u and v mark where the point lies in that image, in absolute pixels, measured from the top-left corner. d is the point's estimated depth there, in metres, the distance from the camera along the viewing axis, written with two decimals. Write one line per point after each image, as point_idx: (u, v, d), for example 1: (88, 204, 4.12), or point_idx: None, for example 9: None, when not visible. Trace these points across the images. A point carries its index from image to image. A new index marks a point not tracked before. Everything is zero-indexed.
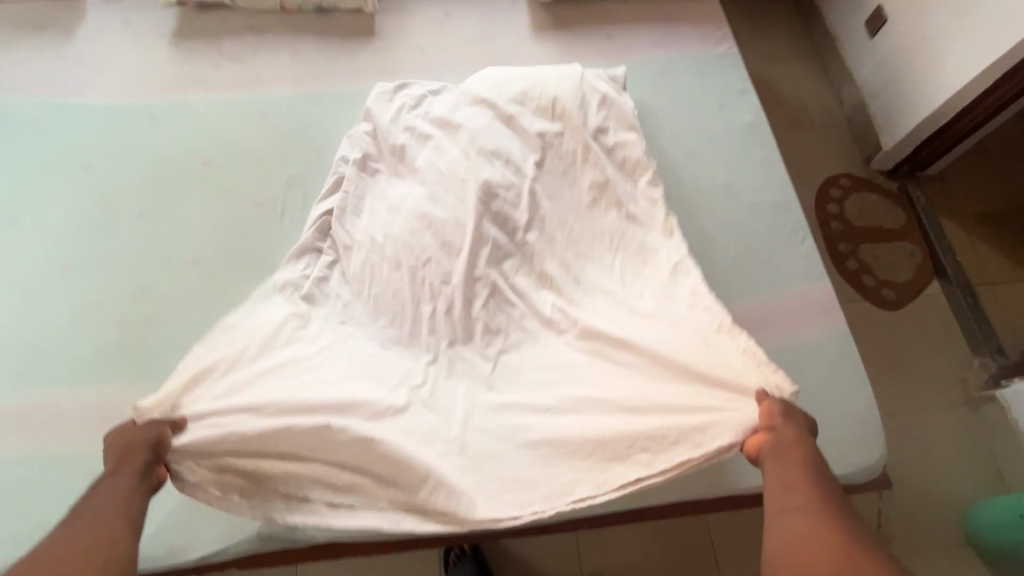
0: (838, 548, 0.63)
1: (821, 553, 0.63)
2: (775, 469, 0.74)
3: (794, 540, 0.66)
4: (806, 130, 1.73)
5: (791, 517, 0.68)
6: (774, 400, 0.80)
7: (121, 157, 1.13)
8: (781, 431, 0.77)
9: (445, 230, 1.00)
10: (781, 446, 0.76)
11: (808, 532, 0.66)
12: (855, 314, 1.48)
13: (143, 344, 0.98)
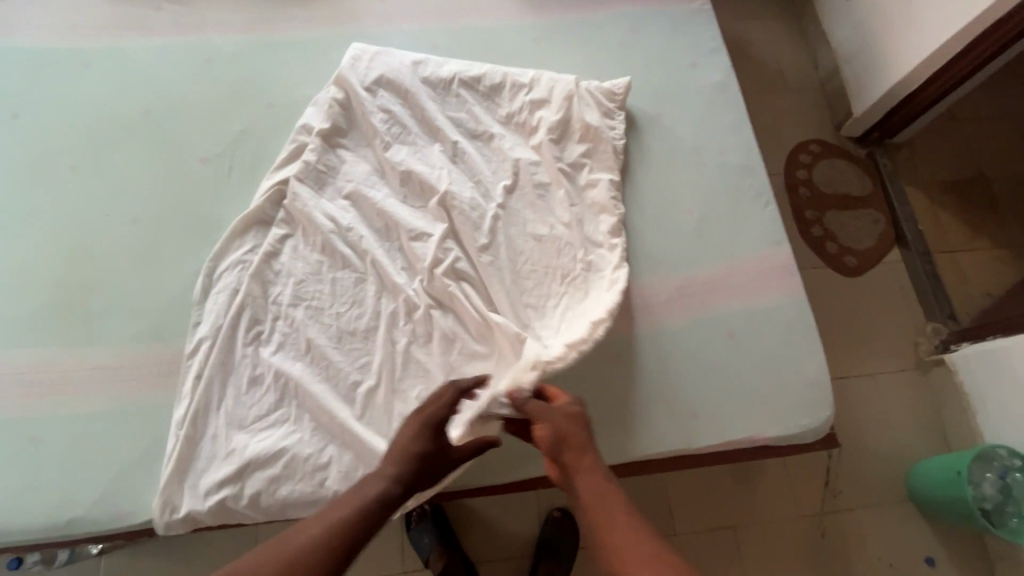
0: (641, 549, 0.65)
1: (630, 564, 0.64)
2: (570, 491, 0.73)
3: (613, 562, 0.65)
4: (780, 94, 1.71)
5: (601, 529, 0.67)
6: (529, 406, 0.79)
7: (53, 106, 1.05)
8: (548, 441, 0.76)
9: (395, 222, 1.01)
10: (558, 461, 0.74)
11: (619, 543, 0.65)
12: (817, 281, 1.50)
13: (80, 305, 0.93)
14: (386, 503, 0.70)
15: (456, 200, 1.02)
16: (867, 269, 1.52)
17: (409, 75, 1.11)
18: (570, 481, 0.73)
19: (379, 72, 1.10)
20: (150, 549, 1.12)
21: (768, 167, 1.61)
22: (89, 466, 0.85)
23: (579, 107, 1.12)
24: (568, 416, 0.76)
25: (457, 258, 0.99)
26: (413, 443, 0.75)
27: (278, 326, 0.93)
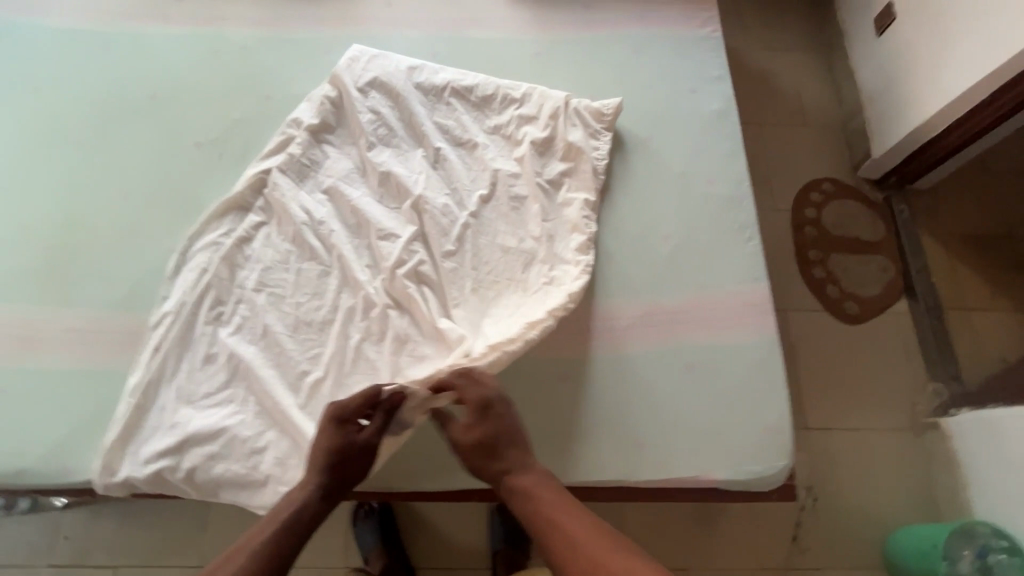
0: (578, 530, 0.70)
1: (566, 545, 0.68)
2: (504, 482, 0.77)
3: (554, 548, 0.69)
4: (798, 128, 1.65)
5: (542, 517, 0.72)
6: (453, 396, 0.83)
7: (70, 82, 1.12)
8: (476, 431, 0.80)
9: (368, 220, 1.03)
10: (487, 453, 0.79)
11: (559, 530, 0.70)
12: (811, 324, 1.44)
13: (64, 269, 0.99)
14: (320, 495, 0.78)
15: (429, 205, 1.03)
16: (867, 318, 1.45)
17: (402, 79, 1.14)
18: (500, 473, 0.78)
19: (374, 74, 1.13)
20: (109, 508, 1.17)
21: (775, 201, 1.56)
22: (46, 420, 0.89)
23: (564, 125, 1.12)
24: (501, 412, 0.81)
25: (420, 260, 1.00)
26: (322, 440, 0.80)
27: (239, 308, 0.96)
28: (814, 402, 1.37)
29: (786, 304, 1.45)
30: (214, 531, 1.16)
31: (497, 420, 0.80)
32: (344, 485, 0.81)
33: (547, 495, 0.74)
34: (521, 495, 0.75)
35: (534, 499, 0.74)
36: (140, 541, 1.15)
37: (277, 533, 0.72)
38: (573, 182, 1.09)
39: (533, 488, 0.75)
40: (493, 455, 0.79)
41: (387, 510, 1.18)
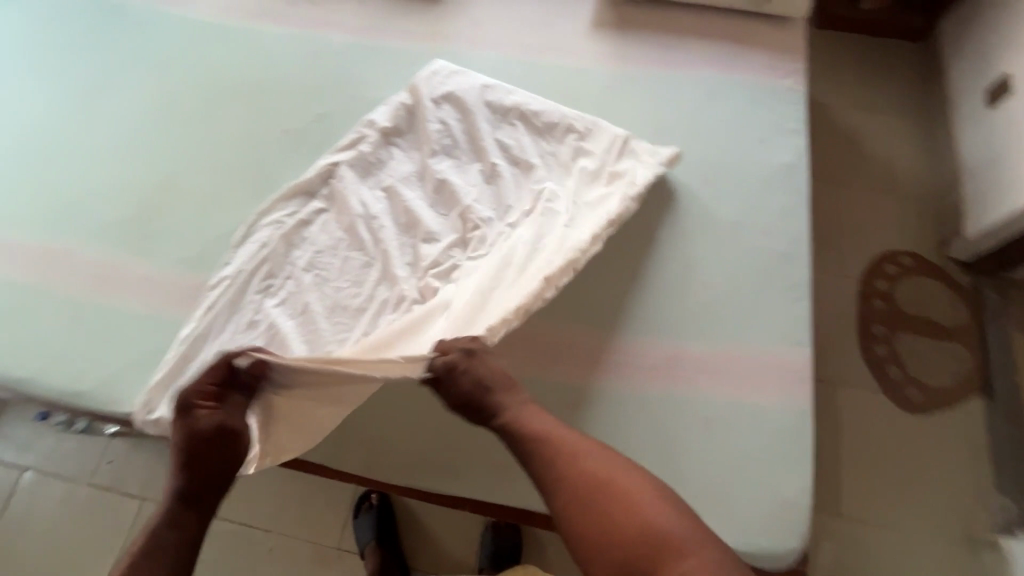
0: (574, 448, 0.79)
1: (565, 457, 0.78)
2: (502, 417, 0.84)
3: (559, 461, 0.78)
4: (882, 194, 1.55)
5: (545, 440, 0.80)
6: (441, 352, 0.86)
7: (191, 66, 1.28)
8: (471, 378, 0.85)
9: (417, 222, 1.08)
10: (483, 392, 0.85)
11: (563, 450, 0.79)
12: (862, 403, 1.32)
13: (152, 224, 1.12)
14: (196, 482, 0.81)
15: (475, 215, 1.07)
16: (931, 408, 1.31)
17: (472, 94, 1.20)
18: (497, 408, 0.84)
19: (447, 88, 1.20)
20: (149, 445, 1.29)
21: (843, 267, 1.46)
22: (109, 353, 1.01)
23: (618, 163, 1.12)
24: (469, 368, 0.85)
25: (457, 267, 1.03)
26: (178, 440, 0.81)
27: (287, 284, 1.04)
28: (852, 488, 1.25)
29: (836, 377, 1.35)
30: (231, 486, 1.25)
31: (471, 375, 0.85)
32: (224, 468, 0.83)
33: (536, 422, 0.83)
34: (511, 431, 0.82)
35: (520, 433, 0.82)
36: (168, 481, 1.26)
37: (166, 526, 0.79)
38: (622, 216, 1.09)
39: (522, 420, 0.83)
40: (478, 403, 0.84)
41: (387, 502, 1.21)
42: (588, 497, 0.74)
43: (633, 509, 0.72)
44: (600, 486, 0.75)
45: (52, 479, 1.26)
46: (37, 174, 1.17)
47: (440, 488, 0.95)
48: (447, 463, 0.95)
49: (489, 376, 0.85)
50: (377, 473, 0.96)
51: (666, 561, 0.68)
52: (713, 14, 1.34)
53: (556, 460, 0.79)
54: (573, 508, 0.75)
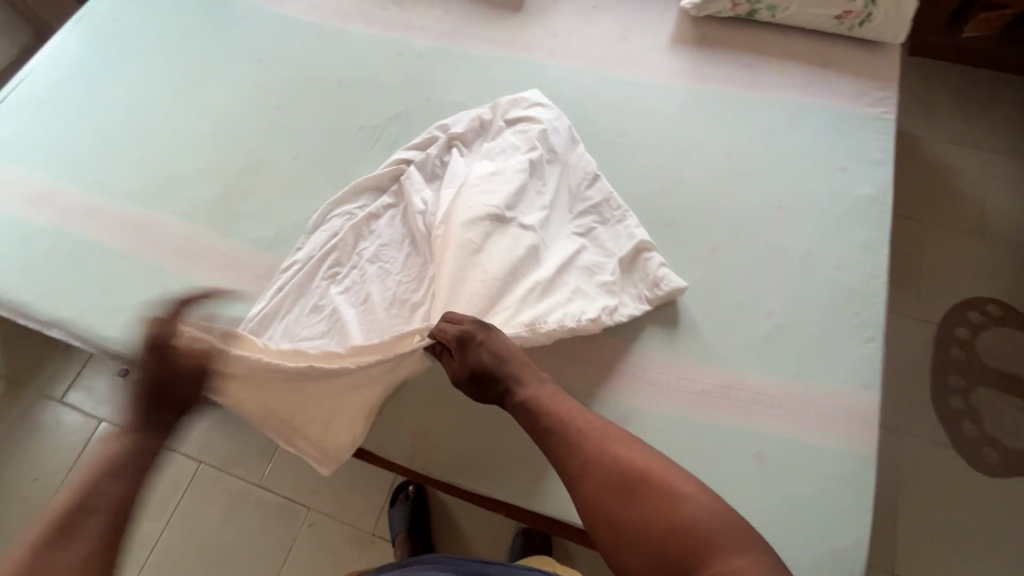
0: (598, 434, 0.73)
1: (583, 444, 0.72)
2: (516, 392, 0.81)
3: (576, 445, 0.73)
4: (970, 236, 1.44)
5: (557, 423, 0.76)
6: (445, 329, 0.87)
7: (283, 60, 1.36)
8: (484, 354, 0.83)
9: None
10: (495, 368, 0.82)
11: (580, 433, 0.74)
12: (929, 456, 1.24)
13: (236, 205, 1.20)
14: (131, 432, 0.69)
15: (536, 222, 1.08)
16: (1007, 472, 1.21)
17: (538, 128, 1.13)
18: (510, 383, 0.81)
19: (531, 115, 1.16)
20: (210, 411, 1.37)
21: (919, 309, 1.37)
22: None
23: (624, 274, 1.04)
24: (483, 342, 0.84)
25: None
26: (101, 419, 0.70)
27: (342, 284, 1.07)
28: (910, 546, 1.17)
29: (901, 425, 1.26)
30: (279, 458, 1.31)
31: (485, 349, 0.84)
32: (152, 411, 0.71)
33: (555, 402, 0.78)
34: (531, 407, 0.78)
35: (538, 409, 0.78)
36: (223, 447, 1.33)
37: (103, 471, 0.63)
38: (628, 299, 1.01)
39: (541, 399, 0.79)
40: (494, 377, 0.82)
41: (422, 494, 1.24)
42: (623, 492, 0.67)
43: (661, 497, 0.65)
44: (610, 471, 0.69)
45: None
46: (140, 150, 1.27)
47: (478, 488, 0.96)
48: (487, 465, 0.96)
49: (503, 347, 0.84)
50: (420, 466, 0.99)
51: (695, 550, 0.60)
52: (801, 37, 1.29)
53: (574, 443, 0.73)
54: (600, 507, 0.67)
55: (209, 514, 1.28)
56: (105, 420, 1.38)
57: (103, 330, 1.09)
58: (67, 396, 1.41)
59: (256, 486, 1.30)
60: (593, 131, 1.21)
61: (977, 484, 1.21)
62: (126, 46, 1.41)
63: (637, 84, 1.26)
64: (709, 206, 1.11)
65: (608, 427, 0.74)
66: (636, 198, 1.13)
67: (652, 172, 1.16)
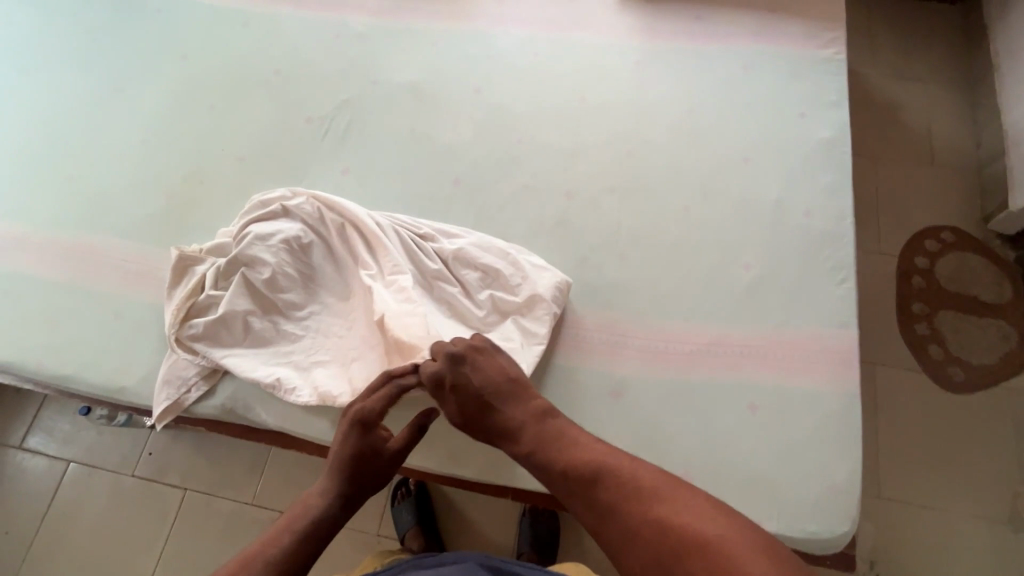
0: (625, 507, 0.63)
1: (618, 517, 0.63)
2: (566, 486, 0.68)
3: (616, 526, 0.62)
4: (921, 169, 1.49)
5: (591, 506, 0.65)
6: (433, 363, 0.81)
7: (211, 55, 1.25)
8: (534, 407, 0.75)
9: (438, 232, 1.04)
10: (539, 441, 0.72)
11: (611, 515, 0.63)
12: (902, 383, 1.30)
13: (182, 218, 1.11)
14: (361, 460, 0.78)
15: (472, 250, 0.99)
16: (972, 387, 1.28)
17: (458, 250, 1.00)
18: (562, 483, 0.69)
19: (547, 280, 0.98)
20: (187, 437, 1.30)
21: (881, 244, 1.42)
22: (145, 346, 1.01)
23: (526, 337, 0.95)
24: (475, 364, 0.80)
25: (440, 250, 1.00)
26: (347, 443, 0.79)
27: (302, 285, 1.00)
28: (894, 469, 1.24)
29: (875, 357, 1.32)
30: (269, 474, 1.27)
31: (477, 373, 0.79)
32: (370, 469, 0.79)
33: (590, 482, 0.66)
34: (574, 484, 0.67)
35: (547, 467, 0.71)
36: (207, 471, 1.28)
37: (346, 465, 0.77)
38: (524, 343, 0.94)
39: (570, 467, 0.68)
40: (510, 437, 0.76)
41: (423, 489, 1.22)
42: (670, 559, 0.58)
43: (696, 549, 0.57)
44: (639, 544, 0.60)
45: (95, 470, 1.29)
46: (65, 169, 1.16)
47: (479, 475, 0.94)
48: (486, 451, 0.94)
49: (489, 382, 0.78)
50: (418, 462, 0.95)
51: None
52: None
53: (612, 520, 0.63)
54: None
55: (201, 541, 1.23)
56: (73, 461, 1.30)
57: (56, 369, 1.01)
58: (27, 442, 1.31)
59: (249, 506, 1.25)
60: (552, 100, 1.17)
61: (946, 403, 1.28)
62: (28, 53, 1.27)
63: (592, 46, 1.22)
64: (678, 163, 1.10)
65: (630, 492, 0.64)
66: (604, 164, 1.11)
67: (616, 136, 1.13)
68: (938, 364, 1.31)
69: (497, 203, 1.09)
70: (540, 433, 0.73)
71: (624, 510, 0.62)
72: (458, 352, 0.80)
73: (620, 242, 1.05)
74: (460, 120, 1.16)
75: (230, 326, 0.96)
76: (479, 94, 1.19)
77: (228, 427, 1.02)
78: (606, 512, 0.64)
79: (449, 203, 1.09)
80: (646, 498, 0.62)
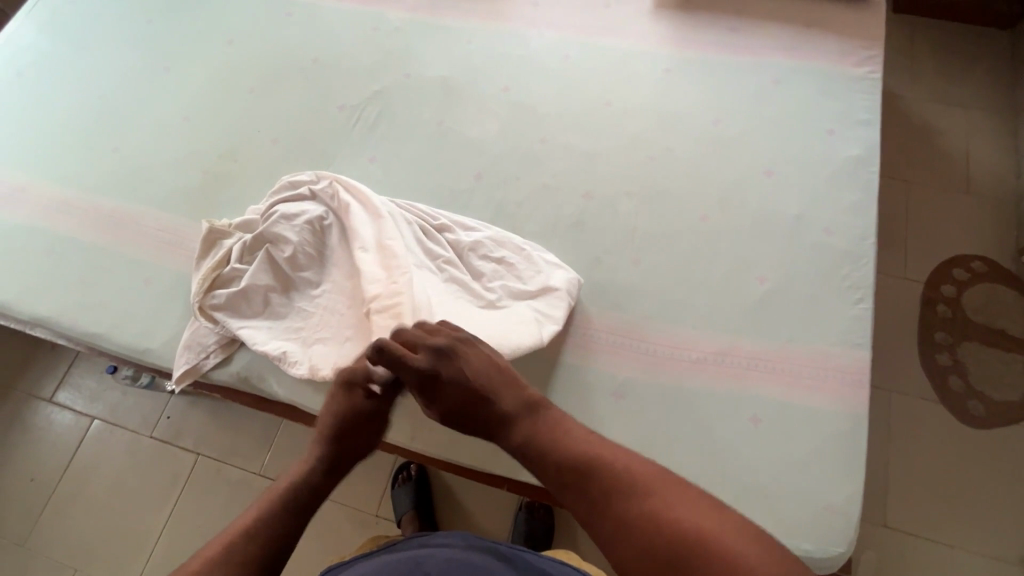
0: (618, 498, 0.62)
1: (610, 508, 0.62)
2: (558, 477, 0.67)
3: (608, 518, 0.62)
4: (955, 195, 1.45)
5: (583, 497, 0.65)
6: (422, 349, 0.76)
7: (255, 41, 1.31)
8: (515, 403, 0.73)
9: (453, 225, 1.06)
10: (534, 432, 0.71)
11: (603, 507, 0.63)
12: (917, 412, 1.26)
13: (215, 194, 1.16)
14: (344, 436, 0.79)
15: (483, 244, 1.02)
16: (991, 422, 1.24)
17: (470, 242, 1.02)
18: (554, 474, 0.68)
19: (558, 275, 0.99)
20: (204, 405, 1.36)
21: (905, 269, 1.39)
22: (172, 312, 1.07)
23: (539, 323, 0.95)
24: (466, 355, 0.77)
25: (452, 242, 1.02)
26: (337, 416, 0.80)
27: (319, 264, 1.03)
28: (901, 499, 1.21)
29: (891, 384, 1.29)
30: (278, 447, 1.31)
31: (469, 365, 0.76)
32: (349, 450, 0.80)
33: (583, 472, 0.66)
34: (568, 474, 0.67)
35: (542, 459, 0.69)
36: (220, 438, 1.33)
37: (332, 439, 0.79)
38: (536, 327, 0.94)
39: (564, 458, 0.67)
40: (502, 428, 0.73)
41: (424, 475, 1.24)
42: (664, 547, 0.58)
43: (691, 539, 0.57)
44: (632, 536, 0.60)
45: (117, 429, 1.35)
46: (112, 140, 1.22)
47: (476, 463, 0.96)
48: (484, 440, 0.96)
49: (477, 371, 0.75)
50: (418, 445, 0.97)
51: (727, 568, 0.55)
52: None
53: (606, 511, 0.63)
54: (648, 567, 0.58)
55: (208, 506, 1.28)
56: (97, 418, 1.37)
57: (89, 327, 1.07)
58: (57, 396, 1.39)
59: (256, 475, 1.30)
60: (578, 102, 1.18)
61: (962, 436, 1.24)
62: (87, 29, 1.35)
63: (622, 52, 1.23)
64: (699, 172, 1.10)
65: (620, 483, 0.63)
66: (625, 168, 1.12)
67: (639, 141, 1.14)
68: (957, 396, 1.27)
69: (515, 199, 1.11)
70: (533, 425, 0.72)
71: (617, 501, 0.62)
72: (446, 344, 0.77)
73: (634, 246, 1.06)
74: (487, 116, 1.19)
75: (251, 299, 1.01)
76: (507, 92, 1.21)
77: (242, 396, 1.07)
78: (603, 504, 0.63)
79: (469, 196, 1.12)
80: (643, 491, 0.62)
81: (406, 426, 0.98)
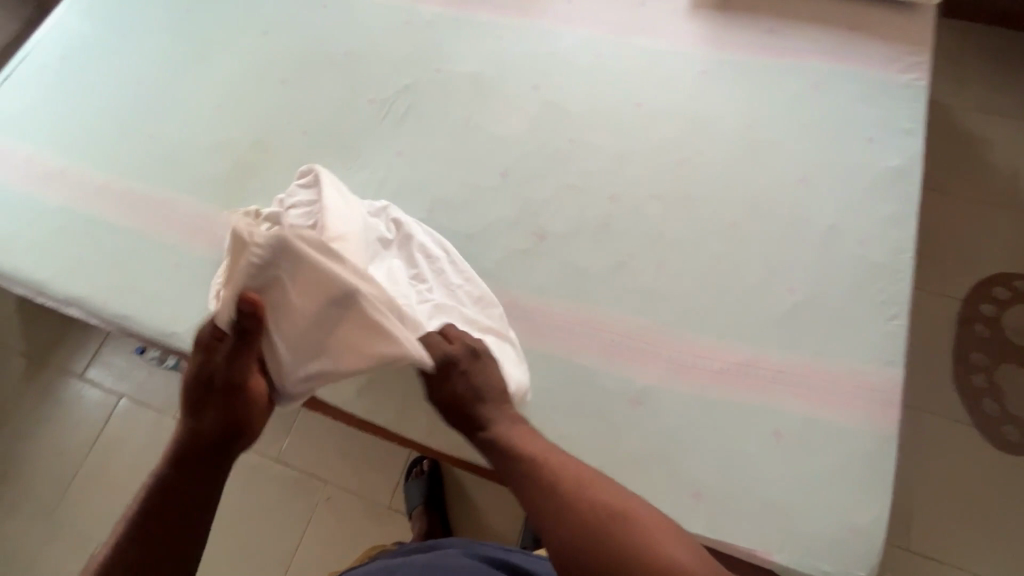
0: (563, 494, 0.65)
1: (555, 508, 0.65)
2: (515, 470, 0.70)
3: (555, 512, 0.64)
4: (1000, 211, 1.39)
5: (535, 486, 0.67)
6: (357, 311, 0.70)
7: (289, 31, 1.32)
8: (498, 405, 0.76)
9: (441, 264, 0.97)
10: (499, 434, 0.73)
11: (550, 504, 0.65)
12: (947, 435, 1.22)
13: (244, 182, 1.18)
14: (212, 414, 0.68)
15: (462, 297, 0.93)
16: None
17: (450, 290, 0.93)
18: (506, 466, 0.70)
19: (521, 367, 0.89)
20: None
21: (942, 286, 1.33)
22: (200, 297, 1.09)
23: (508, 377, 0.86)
24: (467, 370, 0.76)
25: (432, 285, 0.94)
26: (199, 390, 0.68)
27: None
28: (926, 523, 1.16)
29: (921, 403, 1.24)
30: (295, 434, 1.33)
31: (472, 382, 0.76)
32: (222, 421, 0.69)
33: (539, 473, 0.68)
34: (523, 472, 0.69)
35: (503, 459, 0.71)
36: None
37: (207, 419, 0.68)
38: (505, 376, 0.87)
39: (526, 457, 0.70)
40: (473, 422, 0.75)
41: (437, 470, 1.25)
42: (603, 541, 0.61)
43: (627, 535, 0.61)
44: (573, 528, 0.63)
45: (143, 407, 1.39)
46: (148, 125, 1.25)
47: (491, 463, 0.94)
48: None
49: (488, 386, 0.76)
50: (435, 441, 0.96)
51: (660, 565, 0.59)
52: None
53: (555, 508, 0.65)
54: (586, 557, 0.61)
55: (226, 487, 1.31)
56: (125, 395, 1.41)
57: (120, 308, 1.09)
58: (87, 372, 1.43)
59: (273, 461, 1.32)
60: (608, 101, 1.17)
61: (994, 462, 1.19)
62: (129, 17, 1.38)
63: (656, 52, 1.21)
64: (729, 177, 1.08)
65: (573, 479, 0.66)
66: (653, 170, 1.10)
67: (669, 144, 1.12)
68: (992, 420, 1.22)
69: (540, 197, 1.10)
70: (504, 428, 0.74)
71: (558, 495, 0.65)
72: (456, 355, 0.77)
73: (659, 251, 1.04)
74: (515, 113, 1.18)
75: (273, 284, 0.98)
76: (536, 90, 1.20)
77: None
78: (551, 502, 0.65)
79: (494, 194, 1.11)
80: (588, 485, 0.66)
81: (423, 421, 0.97)
